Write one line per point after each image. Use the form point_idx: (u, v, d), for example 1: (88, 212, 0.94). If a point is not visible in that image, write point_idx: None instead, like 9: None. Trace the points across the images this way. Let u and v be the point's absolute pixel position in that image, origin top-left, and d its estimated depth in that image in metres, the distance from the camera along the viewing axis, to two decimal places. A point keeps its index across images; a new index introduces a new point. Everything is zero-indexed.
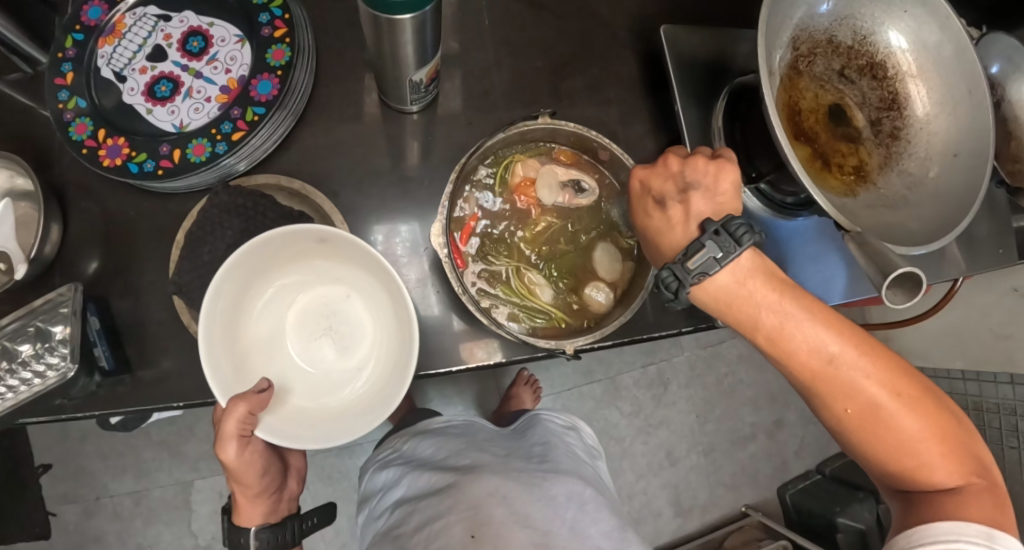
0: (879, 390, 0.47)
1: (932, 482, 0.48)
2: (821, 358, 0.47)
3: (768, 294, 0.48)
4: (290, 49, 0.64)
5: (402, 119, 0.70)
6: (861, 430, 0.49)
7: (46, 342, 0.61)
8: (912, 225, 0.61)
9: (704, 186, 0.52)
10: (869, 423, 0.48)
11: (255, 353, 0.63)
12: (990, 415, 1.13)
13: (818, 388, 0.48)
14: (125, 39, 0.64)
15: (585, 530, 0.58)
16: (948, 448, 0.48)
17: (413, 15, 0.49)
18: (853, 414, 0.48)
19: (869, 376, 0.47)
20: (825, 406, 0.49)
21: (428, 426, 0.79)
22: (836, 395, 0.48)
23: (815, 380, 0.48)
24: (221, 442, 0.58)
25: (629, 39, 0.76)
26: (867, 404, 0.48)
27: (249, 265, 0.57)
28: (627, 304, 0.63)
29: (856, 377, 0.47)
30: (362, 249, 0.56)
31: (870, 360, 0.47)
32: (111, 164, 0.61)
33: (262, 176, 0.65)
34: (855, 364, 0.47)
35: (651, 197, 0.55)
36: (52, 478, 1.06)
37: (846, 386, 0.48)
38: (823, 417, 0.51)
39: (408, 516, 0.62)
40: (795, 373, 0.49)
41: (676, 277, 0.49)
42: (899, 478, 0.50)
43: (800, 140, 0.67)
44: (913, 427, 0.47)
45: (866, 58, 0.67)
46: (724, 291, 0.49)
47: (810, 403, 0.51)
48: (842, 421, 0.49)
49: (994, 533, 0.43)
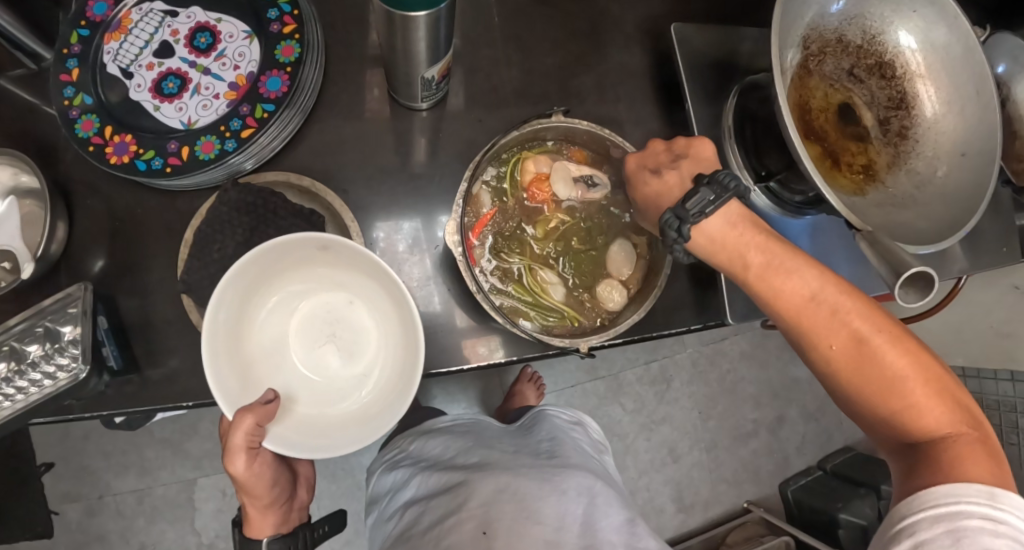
0: (862, 325, 0.50)
1: (922, 426, 0.49)
2: (804, 296, 0.51)
3: (751, 238, 0.54)
4: (299, 46, 0.63)
5: (411, 116, 0.70)
6: (849, 371, 0.50)
7: (55, 343, 0.60)
8: (919, 224, 0.62)
9: (693, 157, 0.57)
10: (854, 364, 0.50)
11: (260, 363, 0.63)
12: (991, 412, 1.17)
13: (804, 328, 0.52)
14: (131, 35, 0.64)
15: (596, 525, 0.58)
16: (936, 393, 0.49)
17: (430, 12, 0.49)
18: (838, 351, 0.50)
19: (849, 314, 0.50)
20: (812, 347, 0.52)
21: (435, 426, 0.79)
22: (821, 334, 0.51)
23: (798, 319, 0.52)
24: (229, 456, 0.57)
25: (638, 36, 0.76)
26: (852, 342, 0.50)
27: (251, 274, 0.56)
28: (639, 303, 0.64)
29: (837, 316, 0.50)
30: (363, 256, 0.56)
31: (849, 299, 0.51)
32: (118, 162, 0.60)
33: (272, 173, 0.64)
34: (835, 303, 0.51)
35: (647, 168, 0.58)
36: (53, 477, 1.05)
37: (829, 323, 0.51)
38: (814, 364, 0.53)
39: (420, 516, 0.62)
40: (780, 315, 0.53)
41: (680, 219, 0.53)
42: (892, 425, 0.50)
43: (810, 139, 0.67)
44: (899, 365, 0.49)
45: (875, 57, 0.67)
46: (712, 236, 0.54)
47: (802, 352, 0.54)
48: (830, 362, 0.51)
49: (996, 491, 0.43)
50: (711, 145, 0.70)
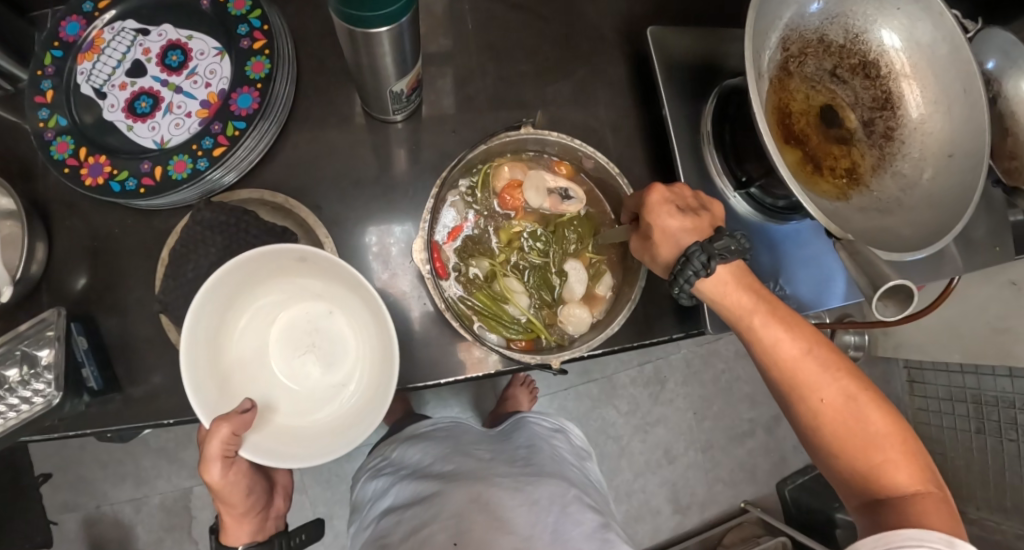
0: (850, 383, 0.52)
1: (895, 484, 0.49)
2: (798, 347, 0.53)
3: (747, 295, 0.55)
4: (269, 61, 0.63)
5: (386, 128, 0.69)
6: (833, 424, 0.51)
7: (32, 367, 0.62)
8: (902, 230, 0.60)
9: (710, 209, 0.57)
10: (839, 417, 0.51)
11: (238, 371, 0.63)
12: (989, 409, 1.17)
13: (795, 377, 0.52)
14: (104, 55, 0.64)
15: (566, 535, 0.57)
16: (912, 455, 0.49)
17: (392, 27, 0.48)
18: (826, 403, 0.51)
19: (839, 371, 0.52)
20: (801, 398, 0.52)
21: (415, 431, 0.79)
22: (811, 385, 0.52)
23: (790, 370, 0.53)
24: (205, 464, 0.58)
25: (617, 40, 0.75)
26: (840, 396, 0.51)
27: (228, 286, 0.56)
28: (599, 329, 0.64)
29: (826, 371, 0.52)
30: (341, 267, 0.56)
31: (840, 359, 0.53)
32: (93, 183, 0.61)
33: (246, 192, 0.65)
34: (826, 359, 0.53)
35: (671, 198, 0.55)
36: (52, 486, 1.07)
37: (820, 375, 0.52)
38: (798, 415, 0.53)
39: (395, 525, 0.62)
40: (773, 364, 0.53)
41: (709, 254, 0.51)
42: (863, 481, 0.50)
43: (790, 143, 0.66)
44: (881, 424, 0.50)
45: (858, 57, 0.65)
46: (716, 282, 0.55)
47: (787, 403, 0.54)
48: (816, 414, 0.52)
49: (955, 540, 0.42)
50: (688, 151, 0.69)
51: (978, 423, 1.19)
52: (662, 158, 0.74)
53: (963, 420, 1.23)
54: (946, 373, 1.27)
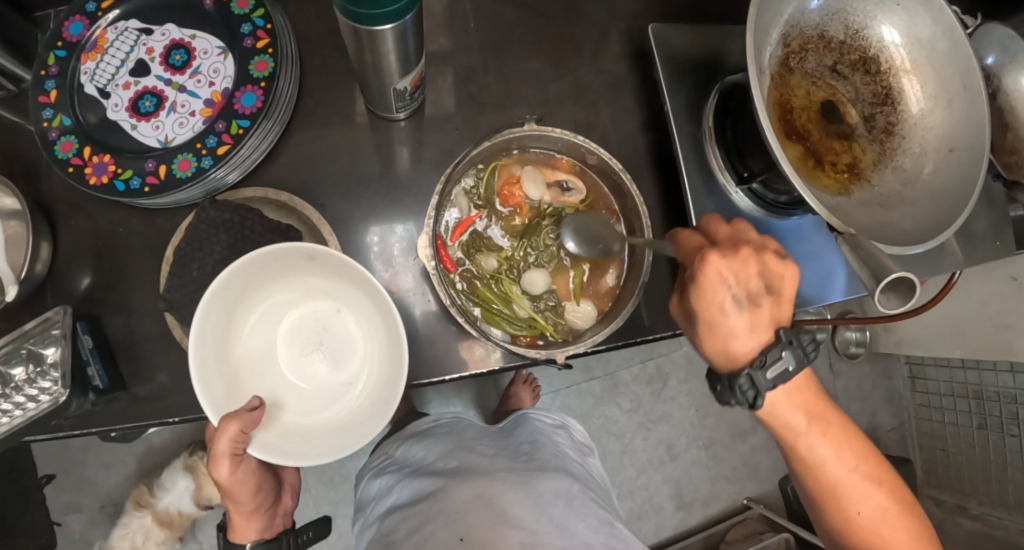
0: (887, 498, 0.53)
1: None
2: (841, 468, 0.53)
3: (813, 410, 0.53)
4: (272, 60, 0.63)
5: (390, 126, 0.70)
6: (866, 534, 0.53)
7: (38, 365, 0.63)
8: (906, 225, 0.60)
9: (777, 292, 0.50)
10: (873, 530, 0.53)
11: (247, 367, 0.63)
12: (991, 404, 1.17)
13: (837, 492, 0.53)
14: (107, 55, 0.64)
15: (572, 528, 0.57)
16: None
17: (396, 25, 0.48)
18: (864, 517, 0.53)
19: (880, 485, 0.53)
20: (839, 508, 0.53)
21: (419, 429, 0.79)
22: (852, 499, 0.53)
23: (833, 486, 0.53)
24: (213, 461, 0.58)
25: (618, 38, 0.75)
26: (876, 510, 0.53)
27: (237, 283, 0.56)
28: (607, 323, 0.64)
29: (868, 487, 0.53)
30: (348, 264, 0.56)
31: (882, 473, 0.53)
32: (97, 182, 0.61)
33: (250, 190, 0.65)
34: (869, 476, 0.53)
35: (729, 293, 0.48)
36: (55, 488, 1.08)
37: (862, 492, 0.53)
38: (830, 519, 0.55)
39: (400, 522, 0.62)
40: (816, 478, 0.54)
41: (756, 385, 0.49)
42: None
43: (791, 138, 0.66)
44: (910, 538, 0.53)
45: (858, 53, 0.66)
46: (776, 406, 0.52)
47: (821, 508, 0.55)
48: (851, 523, 0.53)
49: None
50: (691, 148, 0.69)
51: (980, 419, 1.20)
52: (664, 156, 0.74)
53: (965, 416, 1.24)
54: (947, 368, 1.27)
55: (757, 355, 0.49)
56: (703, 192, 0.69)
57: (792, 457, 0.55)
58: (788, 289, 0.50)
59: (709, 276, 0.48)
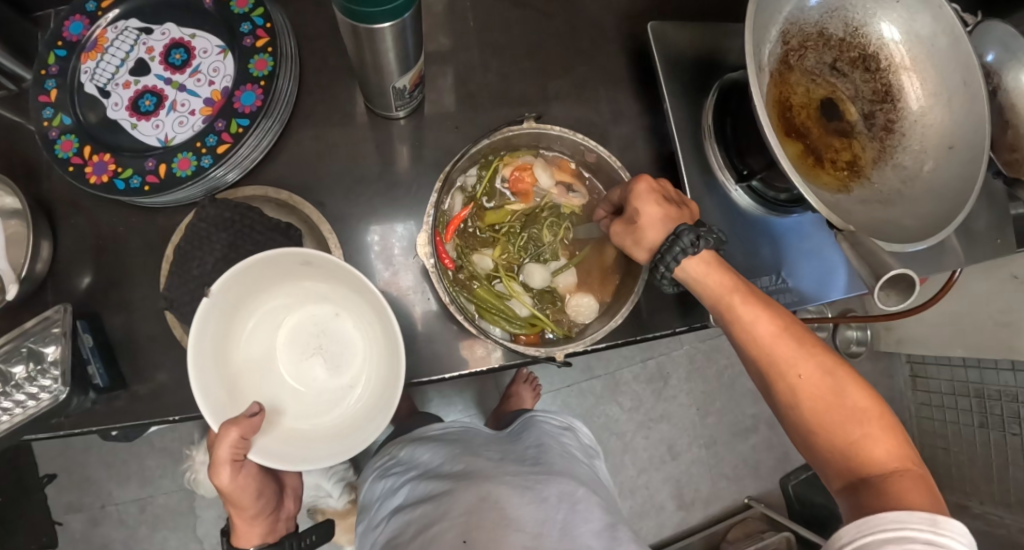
0: (828, 361, 0.51)
1: (875, 460, 0.47)
2: (773, 329, 0.53)
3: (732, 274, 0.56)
4: (272, 59, 0.63)
5: (390, 125, 0.70)
6: (812, 400, 0.50)
7: (39, 363, 0.63)
8: (906, 222, 0.59)
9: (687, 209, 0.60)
10: (817, 393, 0.50)
11: (246, 374, 0.63)
12: (993, 402, 1.16)
13: (772, 355, 0.52)
14: (108, 54, 0.64)
15: (575, 530, 0.57)
16: (890, 428, 0.48)
17: (395, 23, 0.48)
18: (806, 380, 0.51)
19: (815, 347, 0.52)
20: (779, 375, 0.52)
21: (425, 433, 0.79)
22: (790, 362, 0.52)
23: (769, 349, 0.53)
24: (215, 467, 0.59)
25: (618, 36, 0.75)
26: (819, 374, 0.51)
27: (231, 295, 0.56)
28: (611, 314, 0.65)
29: (806, 349, 0.52)
30: (342, 269, 0.56)
31: (817, 338, 0.53)
32: (97, 181, 0.61)
33: (250, 189, 0.65)
34: (803, 338, 0.53)
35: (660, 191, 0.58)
36: (57, 487, 1.08)
37: (798, 352, 0.52)
38: (776, 394, 0.53)
39: (405, 525, 0.62)
40: (752, 343, 0.54)
41: (697, 232, 0.54)
42: (842, 461, 0.49)
43: (792, 136, 0.66)
44: (859, 400, 0.49)
45: (858, 50, 0.66)
46: (703, 270, 0.56)
47: (765, 382, 0.54)
48: (795, 391, 0.51)
49: (938, 518, 0.41)
50: (691, 145, 0.69)
51: (982, 417, 1.19)
52: (664, 154, 0.74)
53: (967, 415, 1.23)
54: (949, 367, 1.27)
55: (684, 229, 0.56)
56: (703, 191, 0.69)
57: (729, 329, 0.56)
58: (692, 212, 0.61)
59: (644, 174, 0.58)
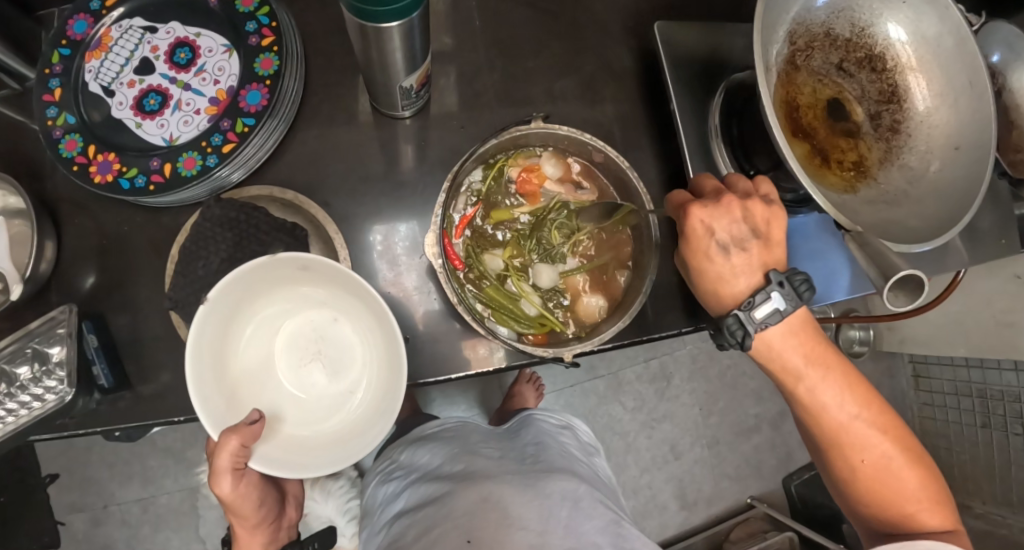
0: (892, 446, 0.55)
1: (923, 525, 0.56)
2: (846, 421, 0.54)
3: (812, 357, 0.53)
4: (278, 58, 0.63)
5: (395, 124, 0.70)
6: (871, 480, 0.56)
7: (43, 364, 0.62)
8: (914, 223, 0.60)
9: (761, 237, 0.53)
10: (877, 475, 0.55)
11: (244, 381, 0.62)
12: (995, 402, 1.16)
13: (842, 444, 0.55)
14: (112, 53, 0.64)
15: (580, 528, 0.57)
16: (935, 497, 0.56)
17: (403, 22, 0.48)
18: (869, 465, 0.55)
19: (885, 434, 0.55)
20: (844, 459, 0.55)
21: (423, 433, 0.79)
22: (859, 451, 0.55)
23: (840, 438, 0.55)
24: (215, 476, 0.58)
25: (623, 36, 0.75)
26: (882, 459, 0.55)
27: (230, 299, 0.56)
28: (623, 312, 0.64)
29: (876, 437, 0.54)
30: (334, 269, 0.56)
31: (886, 419, 0.55)
32: (102, 181, 0.61)
33: (254, 189, 0.65)
34: (874, 424, 0.54)
35: (714, 239, 0.52)
36: (59, 488, 1.07)
37: (870, 442, 0.54)
38: (835, 469, 0.57)
39: (408, 527, 0.62)
40: (827, 431, 0.55)
41: (745, 325, 0.51)
42: (891, 520, 0.57)
43: (798, 136, 0.66)
44: (913, 478, 0.55)
45: (865, 50, 0.65)
46: (779, 352, 0.53)
47: (827, 456, 0.57)
48: (857, 472, 0.56)
49: None
50: (697, 145, 0.69)
51: (983, 417, 1.19)
52: (670, 154, 0.74)
53: (969, 414, 1.23)
54: (950, 367, 1.27)
55: (747, 295, 0.52)
56: None
57: (796, 409, 0.56)
58: (775, 235, 0.53)
59: (694, 220, 0.51)
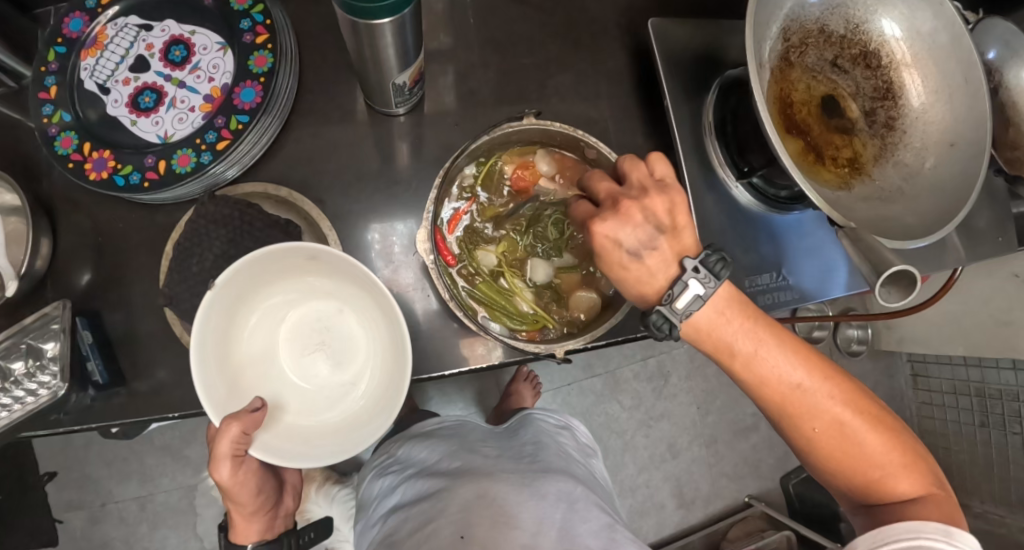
0: (844, 408, 0.51)
1: (895, 492, 0.51)
2: (788, 386, 0.51)
3: (743, 323, 0.50)
4: (272, 55, 0.63)
5: (389, 121, 0.70)
6: (828, 447, 0.52)
7: (37, 359, 0.62)
8: (908, 219, 0.60)
9: (668, 227, 0.51)
10: (834, 442, 0.51)
11: (248, 369, 0.63)
12: (993, 401, 1.16)
13: (789, 412, 0.51)
14: (107, 51, 0.64)
15: (575, 530, 0.56)
16: (907, 459, 0.51)
17: (394, 19, 0.48)
18: (821, 432, 0.51)
19: (832, 397, 0.51)
20: (796, 427, 0.52)
21: (422, 429, 0.79)
22: (806, 417, 0.51)
23: (785, 403, 0.51)
24: (215, 462, 0.58)
25: (618, 34, 0.75)
26: (835, 424, 0.51)
27: (234, 289, 0.56)
28: (615, 308, 0.64)
29: (822, 400, 0.51)
30: (353, 266, 0.56)
31: (833, 381, 0.52)
32: (97, 178, 0.61)
33: (249, 185, 0.65)
34: (819, 387, 0.51)
35: (623, 248, 0.50)
36: (57, 485, 1.08)
37: (816, 406, 0.51)
38: (791, 440, 0.53)
39: (402, 523, 0.62)
40: (769, 398, 0.52)
41: (672, 321, 0.50)
42: (861, 491, 0.52)
43: (792, 133, 0.65)
44: (874, 440, 0.51)
45: (859, 47, 0.65)
46: (705, 322, 0.51)
47: (781, 427, 0.54)
48: (812, 441, 0.52)
49: (950, 528, 0.45)
50: (691, 142, 0.69)
51: (982, 417, 1.19)
52: (665, 151, 0.74)
53: (967, 414, 1.23)
54: (950, 366, 1.27)
55: (666, 286, 0.51)
56: (703, 188, 0.69)
57: (737, 379, 0.53)
58: (681, 221, 0.51)
59: (598, 236, 0.50)
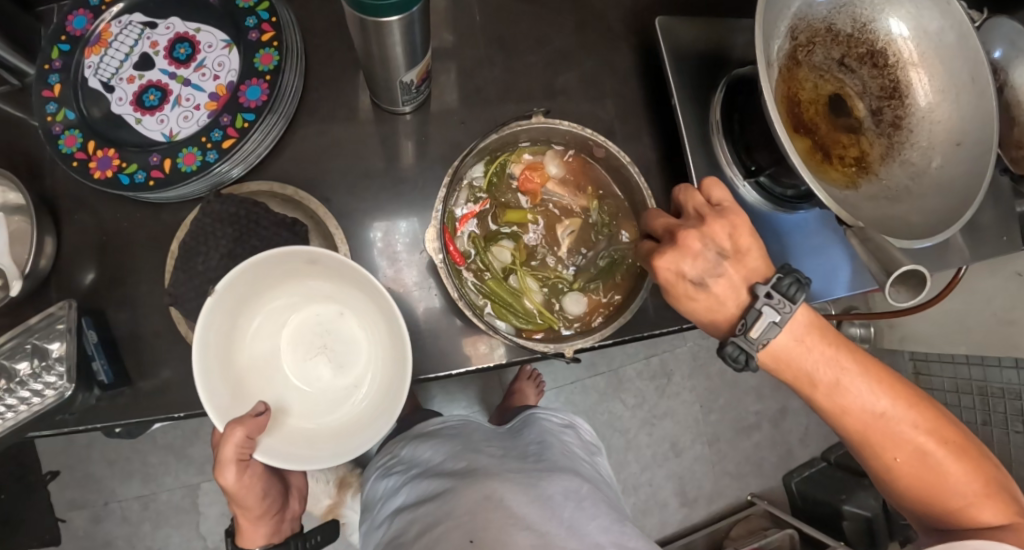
0: (928, 437, 0.52)
1: (978, 520, 0.52)
2: (872, 416, 0.52)
3: (825, 351, 0.51)
4: (278, 53, 0.62)
5: (395, 120, 0.69)
6: (910, 476, 0.54)
7: (43, 359, 0.62)
8: (914, 218, 0.59)
9: (732, 253, 0.52)
10: (915, 471, 0.53)
11: (251, 373, 0.62)
12: (995, 400, 1.17)
13: (870, 442, 0.53)
14: (111, 48, 0.63)
15: (583, 529, 0.57)
16: (989, 487, 0.53)
17: (403, 16, 0.47)
18: (903, 462, 0.53)
19: (918, 428, 0.52)
20: (876, 457, 0.54)
21: (425, 429, 0.79)
22: (889, 447, 0.53)
23: (867, 434, 0.53)
24: (219, 467, 0.58)
25: (624, 32, 0.75)
26: (916, 453, 0.53)
27: (236, 293, 0.56)
28: (623, 308, 0.64)
29: (906, 429, 0.52)
30: (348, 267, 0.56)
31: (919, 411, 0.53)
32: (102, 176, 0.61)
33: (255, 184, 0.65)
34: (904, 417, 0.52)
35: (687, 279, 0.52)
36: (59, 484, 1.07)
37: (898, 439, 0.52)
38: (870, 466, 0.55)
39: (409, 524, 0.61)
40: (852, 429, 0.53)
41: (749, 351, 0.50)
42: (940, 515, 0.54)
43: (799, 131, 0.66)
44: (958, 469, 0.53)
45: (866, 46, 0.65)
46: (786, 351, 0.51)
47: (860, 455, 0.55)
48: (893, 470, 0.54)
49: None
50: (697, 141, 0.69)
51: (984, 415, 1.19)
52: (670, 150, 0.74)
53: (969, 412, 1.23)
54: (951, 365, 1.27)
55: (739, 312, 0.52)
56: None
57: (819, 408, 0.54)
58: (744, 244, 0.52)
59: (662, 271, 0.53)
